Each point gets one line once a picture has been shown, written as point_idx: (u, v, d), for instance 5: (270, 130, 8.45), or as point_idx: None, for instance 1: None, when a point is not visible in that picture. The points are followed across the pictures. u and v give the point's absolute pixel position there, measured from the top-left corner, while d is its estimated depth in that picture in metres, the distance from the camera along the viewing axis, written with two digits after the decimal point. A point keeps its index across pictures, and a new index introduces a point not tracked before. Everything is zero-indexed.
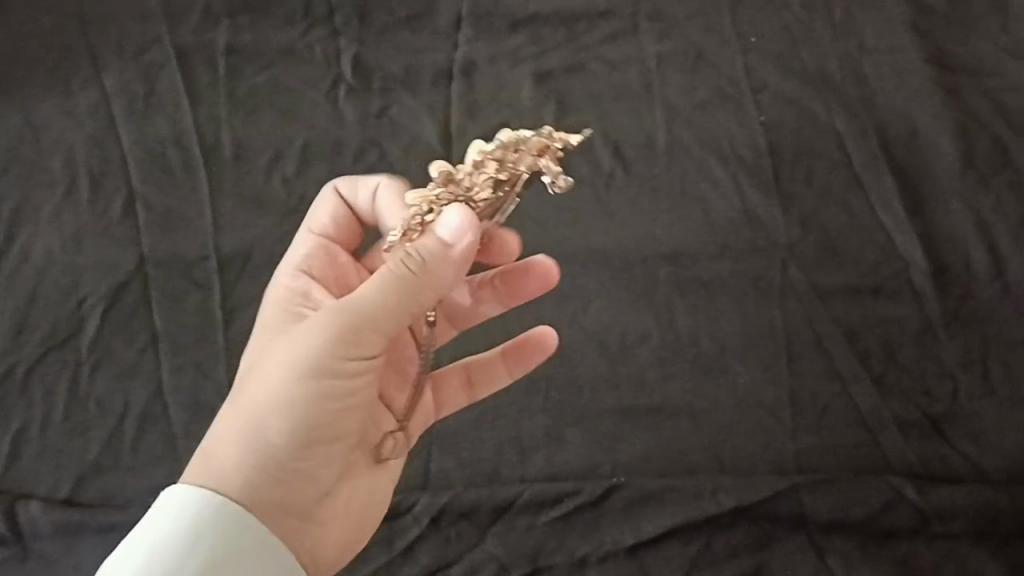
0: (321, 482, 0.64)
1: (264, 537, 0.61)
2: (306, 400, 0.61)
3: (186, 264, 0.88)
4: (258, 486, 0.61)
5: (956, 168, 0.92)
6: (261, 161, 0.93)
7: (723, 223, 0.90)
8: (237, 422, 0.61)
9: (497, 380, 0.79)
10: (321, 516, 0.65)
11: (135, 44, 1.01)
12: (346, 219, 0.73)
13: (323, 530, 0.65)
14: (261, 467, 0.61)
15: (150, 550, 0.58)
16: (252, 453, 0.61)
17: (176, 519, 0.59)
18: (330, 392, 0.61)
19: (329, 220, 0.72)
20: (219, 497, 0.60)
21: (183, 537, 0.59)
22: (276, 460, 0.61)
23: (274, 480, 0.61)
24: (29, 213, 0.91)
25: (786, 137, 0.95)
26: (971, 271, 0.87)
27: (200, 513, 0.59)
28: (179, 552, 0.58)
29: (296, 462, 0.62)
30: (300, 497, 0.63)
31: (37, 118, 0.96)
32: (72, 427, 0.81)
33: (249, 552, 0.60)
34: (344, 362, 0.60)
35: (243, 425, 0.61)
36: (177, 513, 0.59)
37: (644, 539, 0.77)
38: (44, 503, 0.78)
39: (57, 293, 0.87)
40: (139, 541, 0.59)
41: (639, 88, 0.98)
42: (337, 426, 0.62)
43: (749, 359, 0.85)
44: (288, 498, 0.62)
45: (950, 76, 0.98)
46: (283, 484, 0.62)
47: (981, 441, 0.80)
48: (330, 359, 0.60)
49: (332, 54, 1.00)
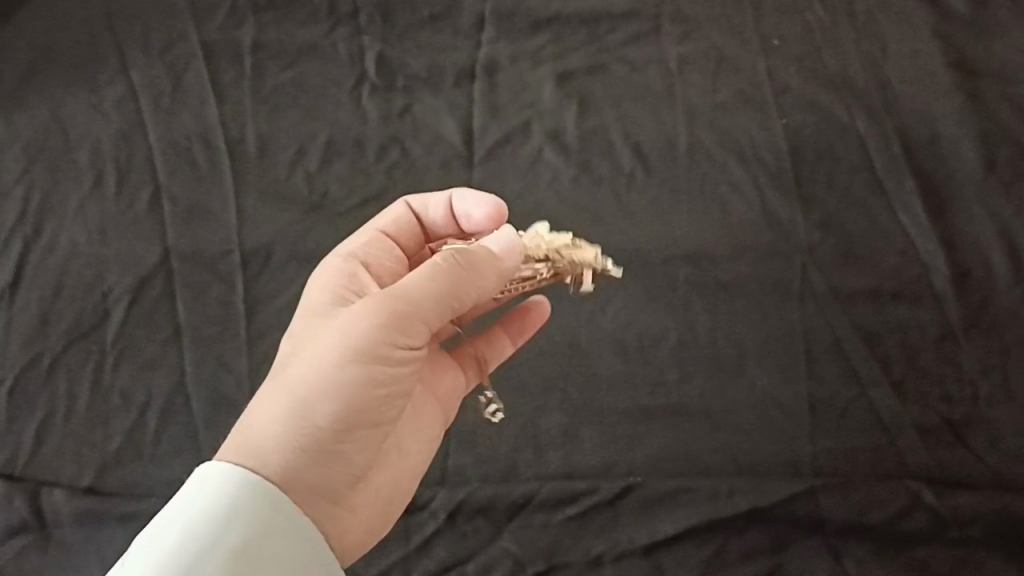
0: (356, 467, 0.64)
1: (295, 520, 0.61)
2: (356, 383, 0.61)
3: (208, 259, 0.89)
4: (299, 466, 0.61)
5: (977, 174, 0.92)
6: (285, 157, 0.94)
7: (743, 225, 0.91)
8: (286, 402, 0.61)
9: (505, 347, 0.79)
10: (351, 502, 0.66)
11: (161, 40, 1.02)
12: (409, 228, 0.76)
13: (350, 518, 0.66)
14: (306, 445, 0.61)
15: (185, 526, 0.59)
16: (296, 433, 0.61)
17: (210, 498, 0.60)
18: (379, 377, 0.61)
19: (393, 224, 0.76)
20: (254, 477, 0.61)
21: (219, 517, 0.59)
22: (316, 443, 0.61)
23: (311, 460, 0.62)
24: (56, 206, 0.92)
25: (809, 140, 0.95)
26: (991, 276, 0.87)
27: (237, 493, 0.60)
28: (216, 530, 0.59)
29: (336, 446, 0.62)
30: (333, 480, 0.63)
31: (65, 112, 0.98)
32: (94, 417, 0.82)
33: (279, 537, 0.60)
34: (393, 350, 0.61)
35: (293, 408, 0.61)
36: (214, 493, 0.60)
37: (660, 539, 0.78)
38: (67, 493, 0.79)
39: (82, 285, 0.88)
40: (174, 517, 0.60)
41: (661, 90, 0.98)
42: (383, 413, 0.63)
43: (767, 361, 0.85)
44: (321, 481, 0.62)
45: (973, 82, 0.97)
46: (320, 465, 0.62)
47: (998, 447, 0.80)
48: (382, 345, 0.61)
49: (355, 52, 1.01)
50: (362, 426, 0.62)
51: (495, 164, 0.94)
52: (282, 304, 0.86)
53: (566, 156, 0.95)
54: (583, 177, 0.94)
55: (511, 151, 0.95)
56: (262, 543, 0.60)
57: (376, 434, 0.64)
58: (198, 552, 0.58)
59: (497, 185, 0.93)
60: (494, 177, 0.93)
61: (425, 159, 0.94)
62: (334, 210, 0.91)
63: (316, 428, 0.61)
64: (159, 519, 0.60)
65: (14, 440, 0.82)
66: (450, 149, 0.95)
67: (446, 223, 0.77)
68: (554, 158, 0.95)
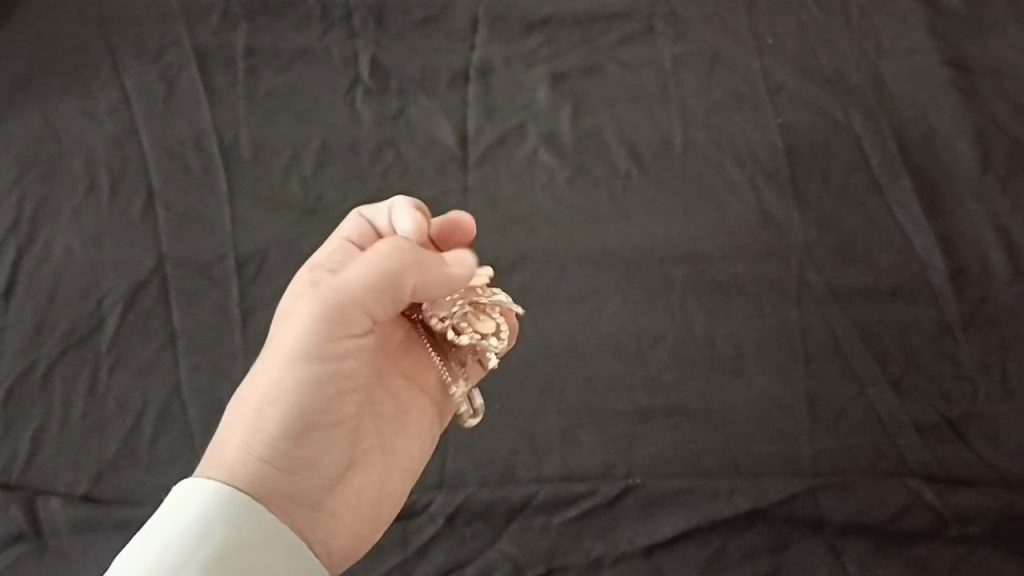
0: (328, 466, 0.64)
1: (275, 526, 0.61)
2: (300, 383, 0.63)
3: (204, 264, 0.88)
4: (268, 471, 0.62)
5: (974, 171, 0.92)
6: (279, 161, 0.94)
7: (739, 225, 0.90)
8: (243, 418, 0.63)
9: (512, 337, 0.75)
10: (331, 505, 0.65)
11: (155, 45, 1.01)
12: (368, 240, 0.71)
13: (331, 523, 0.65)
14: (265, 455, 0.63)
15: (171, 536, 0.59)
16: (259, 442, 0.62)
17: (192, 508, 0.60)
18: (325, 374, 0.63)
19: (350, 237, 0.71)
20: (228, 486, 0.61)
21: (202, 525, 0.59)
22: (278, 449, 0.63)
23: (276, 468, 0.63)
24: (49, 212, 0.92)
25: (804, 139, 0.94)
26: (989, 273, 0.87)
27: (218, 501, 0.60)
28: (199, 538, 0.59)
29: (296, 451, 0.63)
30: (306, 486, 0.64)
31: (58, 119, 0.97)
32: (90, 424, 0.82)
33: (259, 542, 0.60)
34: (335, 344, 0.64)
35: (251, 420, 0.63)
36: (197, 502, 0.60)
37: (659, 541, 0.77)
38: (63, 500, 0.78)
39: (76, 292, 0.88)
40: (158, 529, 0.59)
41: (655, 90, 0.98)
42: (338, 410, 0.64)
43: (765, 360, 0.84)
44: (293, 488, 0.63)
45: (968, 78, 0.97)
46: (287, 471, 0.63)
47: (998, 443, 0.80)
48: (324, 342, 0.63)
49: (349, 55, 1.00)
50: (322, 424, 0.64)
51: (490, 166, 0.94)
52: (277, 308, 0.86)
53: (561, 158, 0.95)
54: (579, 179, 0.93)
55: (506, 153, 0.95)
56: (244, 553, 0.59)
57: (342, 430, 0.65)
58: (180, 560, 0.58)
59: (492, 187, 0.93)
60: (490, 179, 0.93)
61: (420, 162, 0.94)
62: (329, 213, 0.91)
63: (275, 433, 0.62)
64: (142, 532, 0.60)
65: (9, 448, 0.81)
66: (445, 151, 0.94)
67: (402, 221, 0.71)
68: (549, 159, 0.94)
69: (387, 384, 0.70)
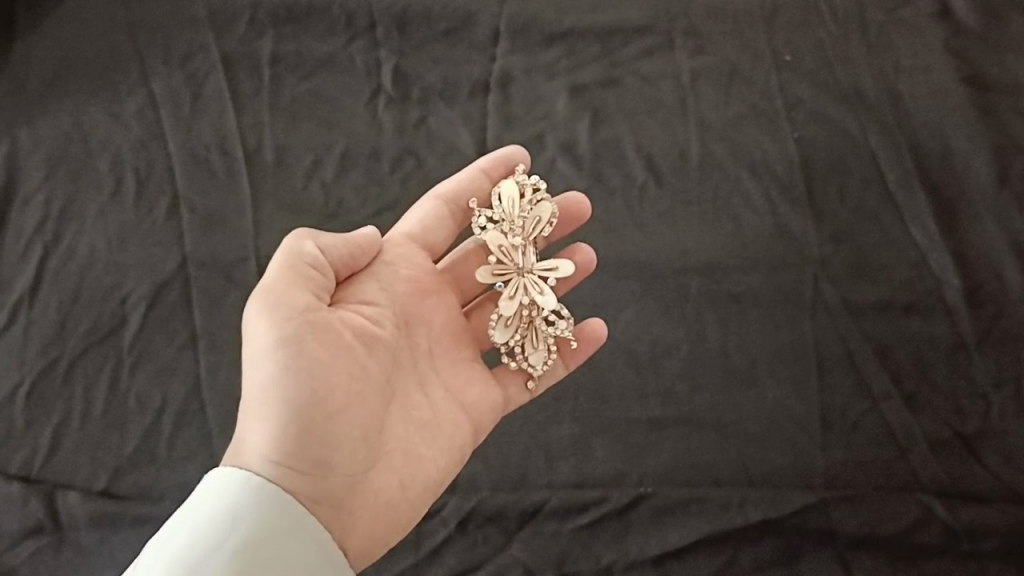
0: (345, 465, 0.65)
1: (299, 516, 0.62)
2: (307, 398, 0.64)
3: (226, 266, 0.90)
4: (280, 460, 0.63)
5: (990, 188, 0.92)
6: (301, 166, 0.96)
7: (755, 238, 0.91)
8: (256, 431, 0.64)
9: (555, 374, 0.78)
10: (349, 504, 0.65)
11: (182, 51, 1.03)
12: (437, 220, 0.78)
13: (354, 520, 0.66)
14: (282, 459, 0.63)
15: (195, 528, 0.60)
16: (269, 428, 0.63)
17: (218, 499, 0.62)
18: (329, 390, 0.65)
19: (420, 223, 0.78)
20: (252, 480, 0.62)
21: (227, 515, 0.61)
22: (293, 454, 0.63)
23: (298, 470, 0.63)
24: (76, 212, 0.93)
25: (820, 153, 0.95)
26: (1004, 290, 0.87)
27: (243, 490, 0.62)
28: (225, 527, 0.60)
29: (314, 457, 0.64)
30: (330, 486, 0.64)
31: (86, 121, 0.99)
32: (109, 420, 0.83)
33: (283, 532, 0.61)
34: (329, 365, 0.65)
35: (258, 405, 0.64)
36: (222, 491, 0.62)
37: (670, 550, 0.78)
38: (81, 495, 0.80)
39: (100, 291, 0.89)
40: (182, 521, 0.61)
41: (673, 103, 0.99)
42: (349, 417, 0.65)
43: (779, 372, 0.85)
44: (319, 487, 0.64)
45: (986, 96, 0.98)
46: (310, 473, 0.64)
47: (1012, 460, 0.80)
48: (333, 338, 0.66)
49: (372, 64, 1.02)
50: (331, 417, 0.64)
51: None
52: None
53: (579, 167, 0.96)
54: (595, 189, 0.94)
55: None
56: (269, 545, 0.61)
57: (357, 429, 0.66)
58: (206, 551, 0.59)
59: None
60: None
61: (439, 169, 0.95)
62: (349, 219, 0.93)
63: (282, 419, 0.63)
64: (168, 523, 0.61)
65: (30, 441, 0.82)
66: (464, 160, 0.96)
67: (468, 184, 0.79)
68: (566, 169, 0.96)
69: (425, 390, 0.72)
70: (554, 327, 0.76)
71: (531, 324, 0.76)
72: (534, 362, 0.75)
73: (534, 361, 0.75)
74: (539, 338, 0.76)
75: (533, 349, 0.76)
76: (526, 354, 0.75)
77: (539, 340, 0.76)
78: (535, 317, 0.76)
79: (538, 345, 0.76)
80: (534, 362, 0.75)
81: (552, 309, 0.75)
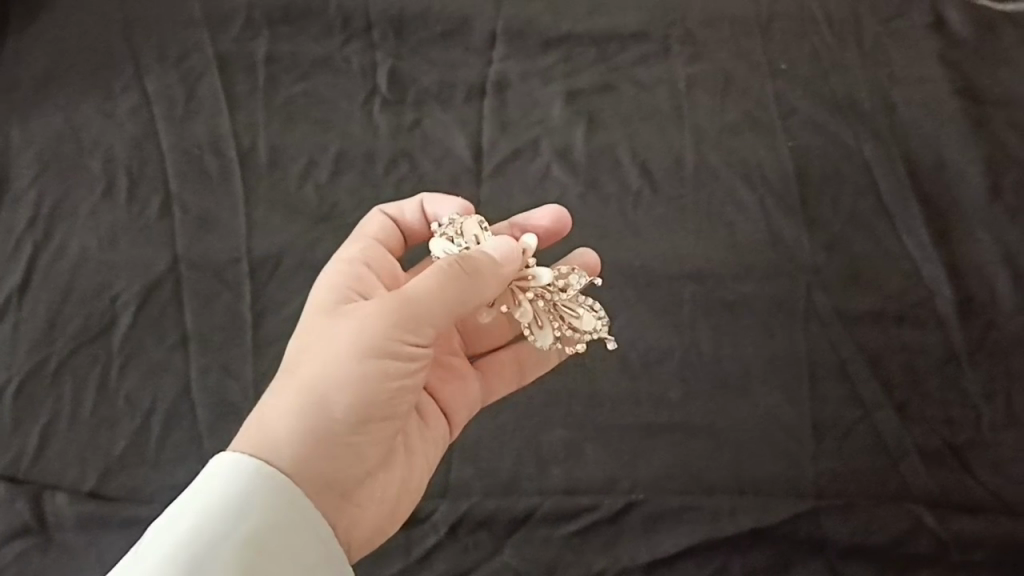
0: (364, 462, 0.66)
1: (306, 508, 0.62)
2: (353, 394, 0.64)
3: (218, 266, 0.89)
4: (307, 449, 0.63)
5: (982, 200, 0.93)
6: (296, 168, 0.95)
7: (749, 245, 0.91)
8: (290, 415, 0.63)
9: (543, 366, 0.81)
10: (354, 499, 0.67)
11: (177, 50, 1.03)
12: (391, 234, 0.79)
13: (355, 514, 0.67)
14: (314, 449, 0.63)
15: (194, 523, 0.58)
16: (305, 415, 0.63)
17: (221, 489, 0.60)
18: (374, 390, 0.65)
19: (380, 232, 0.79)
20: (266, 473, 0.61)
21: (232, 507, 0.59)
22: (327, 445, 0.63)
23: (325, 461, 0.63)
24: (67, 211, 0.93)
25: (814, 162, 0.95)
26: (996, 301, 0.87)
27: (250, 480, 0.60)
28: (228, 519, 0.59)
29: (346, 451, 0.64)
30: (347, 481, 0.65)
31: (79, 119, 0.99)
32: (98, 421, 0.82)
33: (285, 530, 0.60)
34: None
35: (300, 391, 0.64)
36: (226, 480, 0.60)
37: (661, 558, 0.77)
38: (69, 497, 0.79)
39: (90, 290, 0.89)
40: (182, 513, 0.59)
41: (669, 110, 0.99)
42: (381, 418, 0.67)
43: (770, 380, 0.85)
44: (337, 481, 0.64)
45: (979, 108, 0.98)
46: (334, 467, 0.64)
47: (1001, 471, 0.80)
48: (393, 339, 0.64)
49: (368, 66, 1.02)
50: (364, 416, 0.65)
51: (503, 179, 0.95)
52: (288, 312, 0.87)
53: (574, 173, 0.96)
54: (590, 195, 0.94)
55: (520, 166, 0.96)
56: (273, 541, 0.60)
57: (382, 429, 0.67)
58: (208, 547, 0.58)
59: (504, 200, 0.94)
60: (502, 191, 0.94)
61: (434, 172, 0.95)
62: (343, 221, 0.92)
63: (323, 408, 0.63)
64: (168, 512, 0.60)
65: (18, 442, 0.82)
66: (459, 164, 0.96)
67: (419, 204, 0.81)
68: (561, 174, 0.95)
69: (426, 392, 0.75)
70: (568, 293, 0.73)
71: (554, 304, 0.72)
72: (592, 321, 0.71)
73: (590, 321, 0.71)
74: (572, 304, 0.72)
75: (575, 316, 0.72)
76: (578, 327, 0.71)
77: (576, 307, 0.72)
78: (553, 296, 0.73)
79: (579, 310, 0.72)
80: (591, 323, 0.71)
81: (551, 280, 0.73)
